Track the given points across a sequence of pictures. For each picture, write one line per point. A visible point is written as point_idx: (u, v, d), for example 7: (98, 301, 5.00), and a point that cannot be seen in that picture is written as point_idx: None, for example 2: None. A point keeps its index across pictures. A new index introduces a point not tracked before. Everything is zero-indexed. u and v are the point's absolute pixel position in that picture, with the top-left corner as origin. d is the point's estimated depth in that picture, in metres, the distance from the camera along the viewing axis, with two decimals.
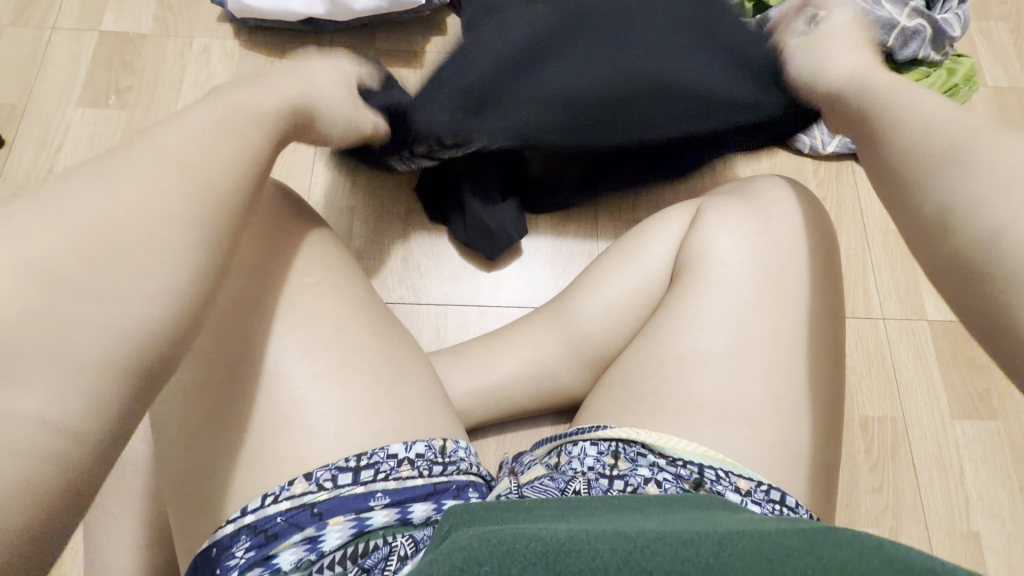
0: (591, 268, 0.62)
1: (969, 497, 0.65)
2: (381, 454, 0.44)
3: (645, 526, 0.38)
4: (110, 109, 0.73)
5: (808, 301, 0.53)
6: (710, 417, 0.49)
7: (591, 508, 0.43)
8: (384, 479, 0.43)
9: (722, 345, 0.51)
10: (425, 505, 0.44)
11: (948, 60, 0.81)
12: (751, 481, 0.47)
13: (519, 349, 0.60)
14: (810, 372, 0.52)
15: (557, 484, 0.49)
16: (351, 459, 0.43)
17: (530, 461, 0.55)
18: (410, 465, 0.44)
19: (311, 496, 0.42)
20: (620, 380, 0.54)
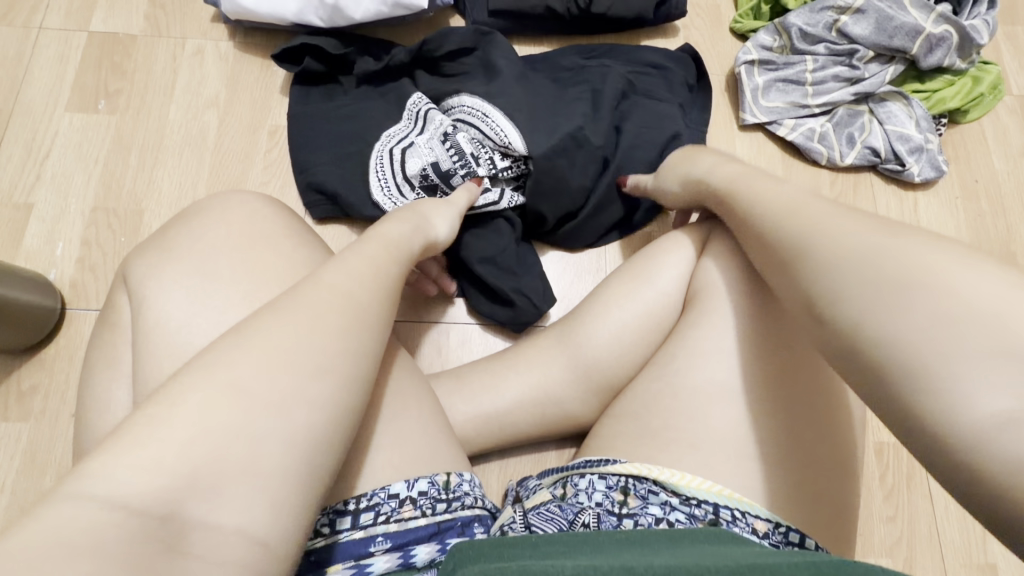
0: (601, 288, 0.59)
1: (986, 527, 0.63)
2: (382, 495, 0.42)
3: (653, 561, 0.36)
4: (99, 114, 0.70)
5: None
6: (728, 455, 0.47)
7: (598, 544, 0.41)
8: (384, 522, 0.41)
9: (741, 378, 0.49)
10: (429, 546, 0.42)
11: (974, 68, 0.77)
12: (768, 522, 0.45)
13: (525, 374, 0.58)
14: (836, 406, 0.49)
15: (564, 516, 0.47)
16: (349, 501, 0.41)
17: (535, 487, 0.53)
18: (412, 506, 0.42)
19: (309, 542, 0.40)
20: (630, 411, 0.52)
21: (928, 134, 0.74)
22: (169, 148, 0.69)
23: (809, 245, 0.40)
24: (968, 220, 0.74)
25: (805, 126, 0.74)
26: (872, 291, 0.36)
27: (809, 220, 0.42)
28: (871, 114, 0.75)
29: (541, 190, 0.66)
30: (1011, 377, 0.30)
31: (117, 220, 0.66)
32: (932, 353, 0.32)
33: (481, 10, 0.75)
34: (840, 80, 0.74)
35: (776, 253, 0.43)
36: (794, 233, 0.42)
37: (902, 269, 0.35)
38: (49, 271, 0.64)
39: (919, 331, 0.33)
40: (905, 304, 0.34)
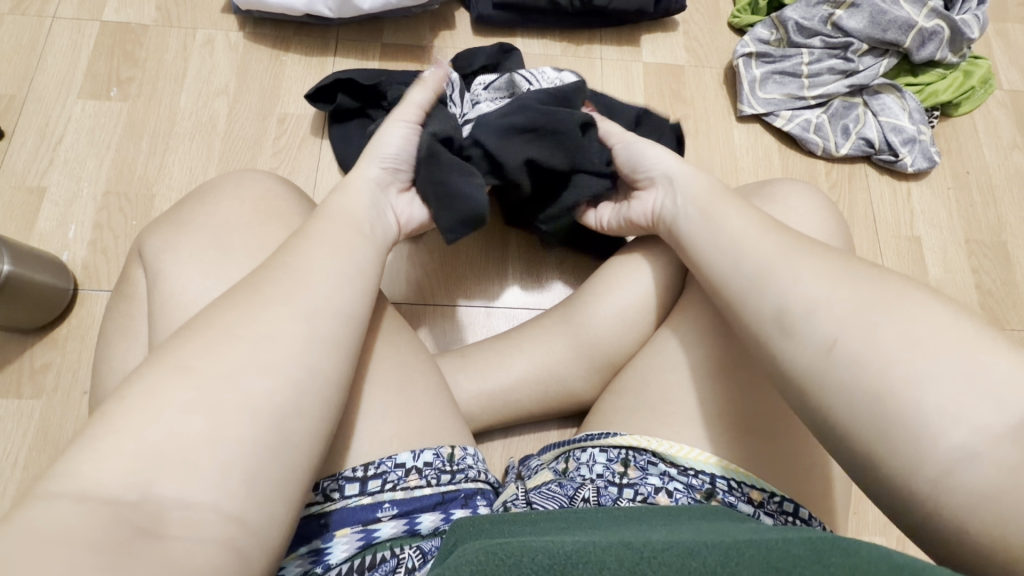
0: (602, 270, 0.61)
1: None
2: (389, 463, 0.43)
3: (652, 537, 0.38)
4: (112, 101, 0.71)
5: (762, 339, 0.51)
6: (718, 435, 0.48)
7: (598, 519, 0.42)
8: (391, 489, 0.43)
9: (718, 362, 0.51)
10: (433, 515, 0.44)
11: (965, 62, 0.79)
12: (764, 492, 0.46)
13: (527, 354, 0.59)
14: None
15: (565, 492, 0.48)
16: (358, 469, 0.42)
17: (536, 466, 0.55)
18: (418, 475, 0.44)
19: (318, 507, 0.41)
20: (629, 387, 0.53)
21: (921, 126, 0.76)
22: (179, 135, 0.70)
23: (770, 292, 0.40)
24: (960, 210, 0.75)
25: (801, 117, 0.76)
26: (849, 312, 0.36)
27: (760, 266, 0.41)
28: (865, 105, 0.77)
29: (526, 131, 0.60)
30: (977, 408, 0.31)
31: (129, 203, 0.67)
32: (907, 382, 0.33)
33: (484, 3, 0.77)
34: (835, 73, 0.76)
35: (737, 267, 0.42)
36: (762, 251, 0.42)
37: (866, 296, 0.37)
38: (62, 252, 0.65)
39: (891, 360, 0.34)
40: (880, 336, 0.35)
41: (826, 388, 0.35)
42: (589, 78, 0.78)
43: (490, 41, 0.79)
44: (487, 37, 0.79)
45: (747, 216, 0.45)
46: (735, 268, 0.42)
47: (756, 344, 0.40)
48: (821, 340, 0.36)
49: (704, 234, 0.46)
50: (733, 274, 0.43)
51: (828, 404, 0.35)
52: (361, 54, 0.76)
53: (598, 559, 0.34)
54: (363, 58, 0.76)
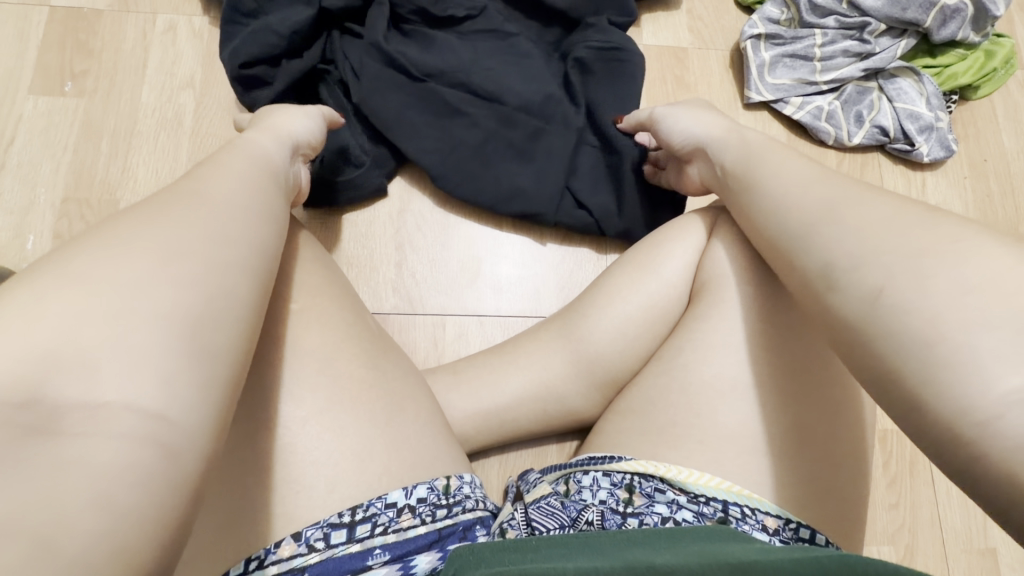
0: (602, 277, 0.56)
1: (987, 513, 0.63)
2: (378, 505, 0.40)
3: (656, 560, 0.35)
4: (66, 97, 0.65)
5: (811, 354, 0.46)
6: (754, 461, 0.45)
7: (599, 542, 0.40)
8: (382, 533, 0.39)
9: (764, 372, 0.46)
10: (429, 555, 0.40)
11: (987, 41, 0.74)
12: (778, 518, 0.43)
13: (524, 369, 0.55)
14: (858, 405, 0.47)
15: (568, 515, 0.46)
16: (344, 513, 0.39)
17: (536, 479, 0.52)
18: (412, 514, 0.40)
19: (301, 559, 0.38)
20: (635, 407, 0.49)
21: (938, 112, 0.71)
22: (143, 133, 0.65)
23: (814, 236, 0.38)
24: (976, 200, 0.72)
25: (812, 104, 0.71)
26: (906, 253, 0.33)
27: (809, 217, 0.39)
28: (880, 91, 0.72)
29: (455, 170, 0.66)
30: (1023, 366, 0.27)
31: (91, 210, 0.62)
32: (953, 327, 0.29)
33: (460, 5, 0.68)
34: (849, 55, 0.71)
35: (785, 221, 0.40)
36: (810, 204, 0.39)
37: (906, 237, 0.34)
38: (20, 265, 0.60)
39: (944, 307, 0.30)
40: (934, 282, 0.31)
41: (877, 337, 0.32)
42: None
43: None
44: None
45: (802, 166, 0.43)
46: (768, 213, 0.42)
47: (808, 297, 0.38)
48: (871, 284, 0.33)
49: (749, 192, 0.44)
50: (778, 227, 0.41)
51: (872, 351, 0.32)
52: None
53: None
54: None
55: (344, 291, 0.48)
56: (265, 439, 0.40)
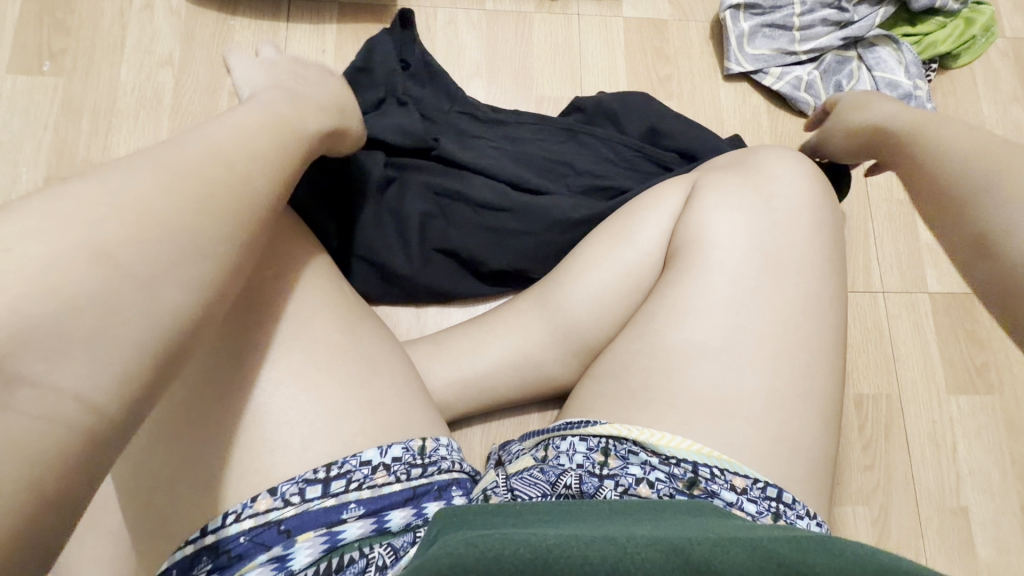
0: (578, 247, 0.57)
1: (960, 474, 0.64)
2: (353, 462, 0.41)
3: (635, 532, 0.36)
4: (45, 76, 0.65)
5: (783, 319, 0.47)
6: (724, 418, 0.45)
7: (580, 514, 0.40)
8: (357, 488, 0.40)
9: (739, 334, 0.46)
10: (404, 511, 0.41)
11: (967, 9, 0.74)
12: (747, 479, 0.44)
13: (503, 338, 0.56)
14: (828, 366, 0.47)
15: (547, 479, 0.46)
16: (319, 470, 0.40)
17: (518, 451, 0.53)
18: (386, 471, 0.41)
19: (277, 512, 0.38)
20: (608, 370, 0.50)
21: (918, 80, 0.71)
22: (123, 112, 0.65)
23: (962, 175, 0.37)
24: None
25: (792, 74, 0.71)
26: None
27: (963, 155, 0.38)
28: (859, 60, 0.72)
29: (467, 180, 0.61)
30: None
31: None
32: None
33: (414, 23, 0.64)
34: (828, 24, 0.71)
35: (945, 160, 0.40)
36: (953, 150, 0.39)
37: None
38: None
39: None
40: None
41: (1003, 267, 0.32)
42: (566, 37, 0.73)
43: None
44: None
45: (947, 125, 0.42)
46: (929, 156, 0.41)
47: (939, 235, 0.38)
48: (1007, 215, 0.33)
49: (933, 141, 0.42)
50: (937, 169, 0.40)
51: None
52: (316, 15, 0.70)
53: (583, 558, 0.32)
54: (319, 21, 0.70)
55: (321, 261, 0.49)
56: (241, 400, 0.41)
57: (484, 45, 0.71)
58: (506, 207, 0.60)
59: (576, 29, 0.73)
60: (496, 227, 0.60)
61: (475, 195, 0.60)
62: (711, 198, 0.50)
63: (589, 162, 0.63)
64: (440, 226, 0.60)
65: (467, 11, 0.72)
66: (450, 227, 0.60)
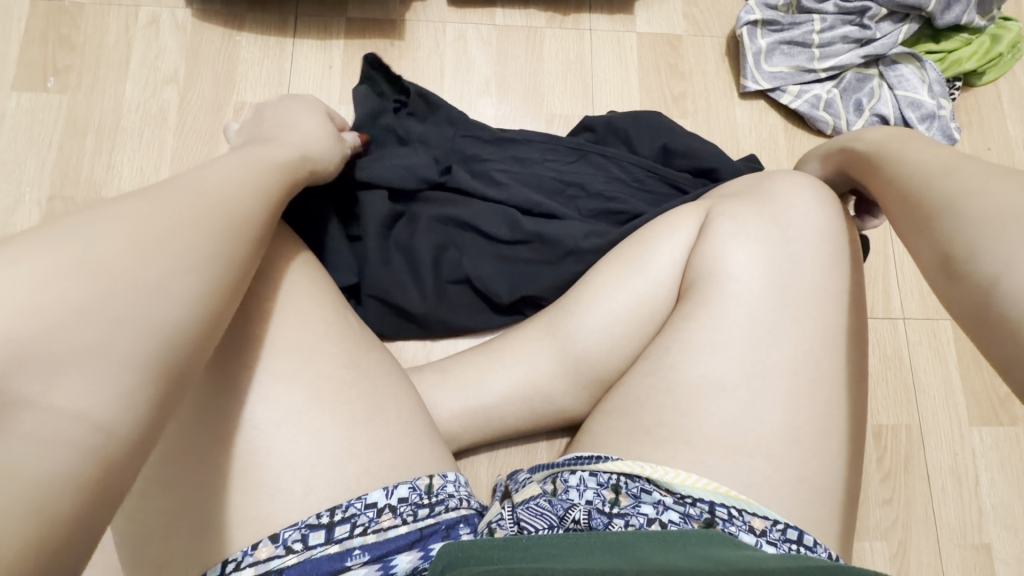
0: (586, 275, 0.55)
1: (983, 508, 0.62)
2: (358, 505, 0.40)
3: (645, 565, 0.35)
4: (50, 93, 0.64)
5: (806, 355, 0.44)
6: (742, 462, 0.43)
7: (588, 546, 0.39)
8: (362, 533, 0.39)
9: (758, 369, 0.44)
10: (410, 555, 0.40)
11: (993, 25, 0.72)
12: (766, 520, 0.42)
13: (511, 367, 0.54)
14: (851, 406, 0.45)
15: (555, 509, 0.44)
16: (323, 515, 0.39)
17: (525, 479, 0.51)
18: (392, 514, 0.40)
19: (279, 560, 0.38)
20: (619, 406, 0.48)
21: (941, 100, 0.69)
22: (127, 130, 0.64)
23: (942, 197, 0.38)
24: None
25: (810, 93, 0.69)
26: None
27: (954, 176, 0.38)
28: (881, 77, 0.70)
29: (472, 206, 0.59)
30: None
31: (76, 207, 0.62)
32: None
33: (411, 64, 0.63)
34: (849, 42, 0.69)
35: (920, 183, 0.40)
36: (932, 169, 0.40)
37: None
38: None
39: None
40: None
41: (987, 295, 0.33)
42: (577, 54, 0.71)
43: (467, 14, 0.71)
44: (464, 9, 0.71)
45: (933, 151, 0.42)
46: (910, 175, 0.41)
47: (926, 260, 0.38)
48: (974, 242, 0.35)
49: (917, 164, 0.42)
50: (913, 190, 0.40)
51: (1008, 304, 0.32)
52: (323, 31, 0.69)
53: None
54: (327, 37, 0.69)
55: (325, 291, 0.48)
56: (242, 439, 0.40)
57: (493, 61, 0.70)
58: (517, 237, 0.58)
59: (588, 46, 0.72)
60: (508, 256, 0.59)
61: (485, 224, 0.59)
62: (727, 228, 0.48)
63: (599, 184, 0.61)
64: (450, 255, 0.59)
65: (477, 27, 0.71)
66: (460, 257, 0.59)
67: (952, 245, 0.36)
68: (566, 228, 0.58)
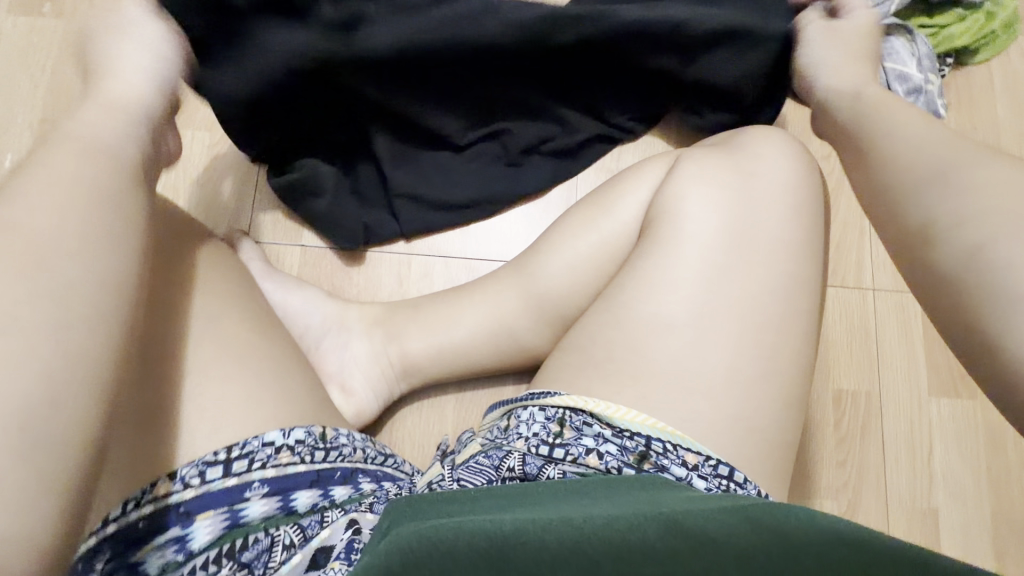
0: (559, 221, 0.56)
1: (933, 476, 0.64)
2: (256, 442, 0.41)
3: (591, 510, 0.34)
4: (44, 17, 0.65)
5: (755, 297, 0.45)
6: (688, 403, 0.44)
7: (535, 494, 0.40)
8: (261, 467, 0.40)
9: (704, 303, 0.45)
10: (311, 492, 0.41)
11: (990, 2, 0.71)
12: (698, 455, 0.43)
13: (479, 306, 0.56)
14: (799, 357, 0.47)
15: (492, 463, 0.45)
16: (219, 453, 0.40)
17: (468, 439, 0.53)
18: (291, 452, 0.42)
19: (176, 495, 0.38)
20: (577, 344, 0.49)
21: (930, 74, 0.69)
22: None
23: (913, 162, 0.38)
24: None
25: None
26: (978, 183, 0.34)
27: (915, 144, 0.39)
28: None
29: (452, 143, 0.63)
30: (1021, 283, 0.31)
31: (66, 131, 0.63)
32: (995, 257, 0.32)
33: None
34: None
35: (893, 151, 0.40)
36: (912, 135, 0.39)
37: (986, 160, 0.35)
38: None
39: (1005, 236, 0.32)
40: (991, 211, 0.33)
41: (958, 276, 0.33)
42: None
43: None
44: None
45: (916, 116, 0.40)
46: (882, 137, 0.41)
47: (889, 227, 0.38)
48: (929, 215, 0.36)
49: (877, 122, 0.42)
50: (875, 155, 0.40)
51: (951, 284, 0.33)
52: None
53: (537, 544, 0.30)
54: None
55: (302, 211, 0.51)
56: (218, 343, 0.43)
57: None
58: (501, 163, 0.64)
59: None
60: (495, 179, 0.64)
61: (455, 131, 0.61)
62: (690, 171, 0.49)
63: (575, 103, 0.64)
64: (423, 166, 0.63)
65: None
66: (433, 170, 0.63)
67: (915, 218, 0.36)
68: (528, 135, 0.63)
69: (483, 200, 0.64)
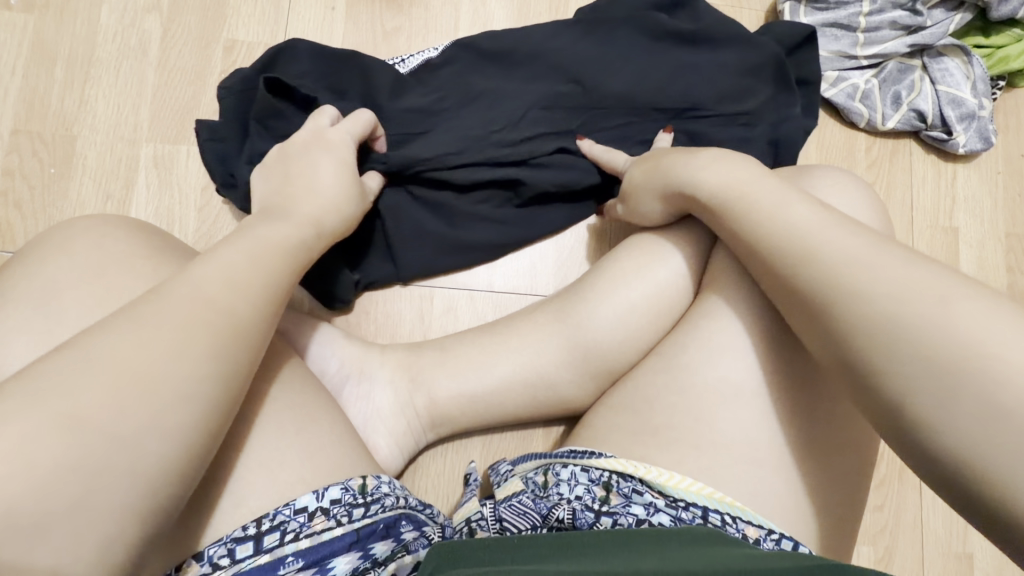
0: (604, 260, 0.52)
1: (969, 520, 0.63)
2: (286, 512, 0.36)
3: (642, 567, 0.31)
4: (13, 10, 0.57)
5: (827, 364, 0.42)
6: (761, 479, 0.40)
7: (587, 543, 0.35)
8: (293, 540, 0.35)
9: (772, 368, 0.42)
10: (349, 556, 0.36)
11: None
12: (759, 528, 0.38)
13: (515, 353, 0.51)
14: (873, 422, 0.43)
15: (538, 510, 0.41)
16: (249, 526, 0.35)
17: (508, 472, 0.49)
18: (325, 516, 0.36)
19: None
20: (629, 403, 0.45)
21: (983, 99, 0.65)
22: (103, 62, 0.57)
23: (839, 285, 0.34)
24: (1007, 198, 0.67)
25: (848, 81, 0.65)
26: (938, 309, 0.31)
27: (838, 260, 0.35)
28: (923, 70, 0.66)
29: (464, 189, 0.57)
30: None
31: (43, 144, 0.56)
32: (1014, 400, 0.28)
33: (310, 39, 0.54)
34: (897, 28, 0.64)
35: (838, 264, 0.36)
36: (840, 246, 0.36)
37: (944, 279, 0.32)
38: None
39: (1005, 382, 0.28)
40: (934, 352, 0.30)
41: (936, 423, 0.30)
42: None
43: None
44: None
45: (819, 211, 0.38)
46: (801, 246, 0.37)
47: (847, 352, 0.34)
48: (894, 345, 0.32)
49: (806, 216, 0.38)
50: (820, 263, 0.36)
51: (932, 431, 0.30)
52: None
53: None
54: None
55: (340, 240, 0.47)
56: (239, 414, 0.38)
57: (514, 17, 0.64)
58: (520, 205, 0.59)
59: None
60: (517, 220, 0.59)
61: (460, 181, 0.56)
62: None
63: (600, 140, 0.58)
64: (426, 211, 0.57)
65: None
66: (436, 216, 0.57)
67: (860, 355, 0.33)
68: (551, 176, 0.58)
69: (497, 245, 0.59)
